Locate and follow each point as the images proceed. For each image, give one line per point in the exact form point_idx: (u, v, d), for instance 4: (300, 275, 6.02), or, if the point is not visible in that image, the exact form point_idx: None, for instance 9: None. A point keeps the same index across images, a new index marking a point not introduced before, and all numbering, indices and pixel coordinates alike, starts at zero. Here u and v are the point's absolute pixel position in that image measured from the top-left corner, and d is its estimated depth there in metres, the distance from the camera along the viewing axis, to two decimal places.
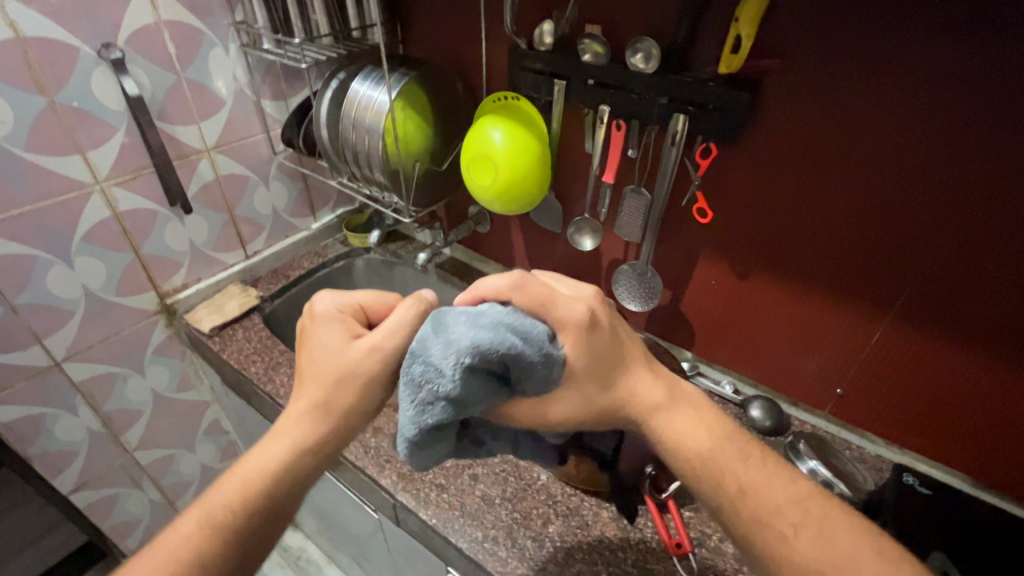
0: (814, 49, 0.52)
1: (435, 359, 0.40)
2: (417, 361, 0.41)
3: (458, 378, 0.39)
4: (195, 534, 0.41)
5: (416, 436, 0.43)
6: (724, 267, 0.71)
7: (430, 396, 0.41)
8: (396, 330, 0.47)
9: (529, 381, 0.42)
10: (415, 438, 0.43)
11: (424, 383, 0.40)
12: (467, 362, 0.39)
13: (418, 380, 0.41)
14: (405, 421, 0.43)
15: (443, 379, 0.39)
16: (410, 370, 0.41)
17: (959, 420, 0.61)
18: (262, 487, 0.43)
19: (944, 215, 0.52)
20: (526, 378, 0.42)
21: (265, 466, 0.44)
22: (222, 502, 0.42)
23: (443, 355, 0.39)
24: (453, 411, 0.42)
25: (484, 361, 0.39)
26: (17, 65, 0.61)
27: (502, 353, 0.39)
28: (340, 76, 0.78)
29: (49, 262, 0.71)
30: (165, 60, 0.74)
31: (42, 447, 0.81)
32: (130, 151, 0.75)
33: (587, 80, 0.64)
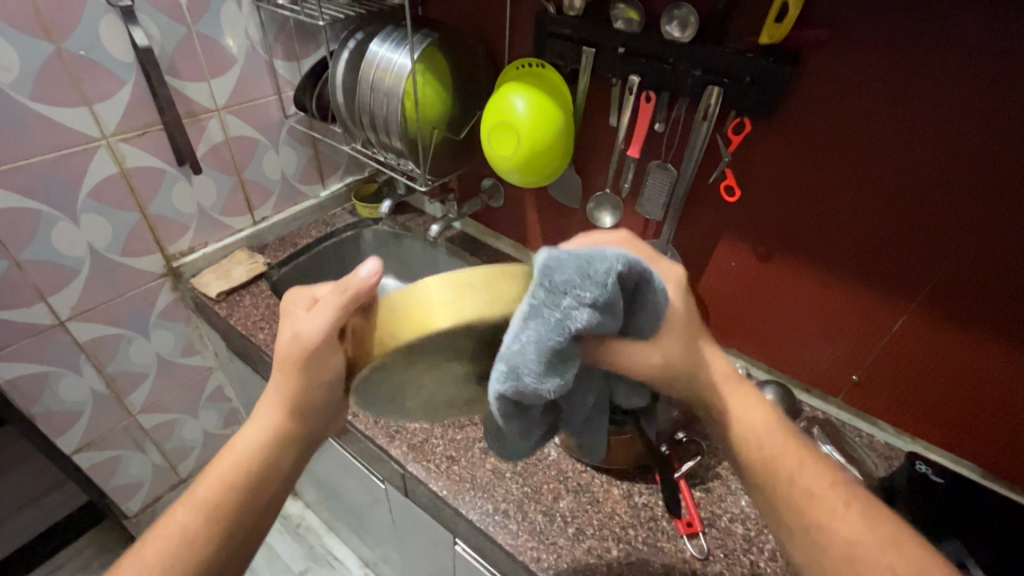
0: (859, 22, 0.50)
1: (582, 259, 0.33)
2: (556, 265, 0.33)
3: (608, 289, 0.33)
4: (190, 520, 0.42)
5: (549, 354, 0.34)
6: (746, 249, 0.69)
7: (575, 302, 0.33)
8: (331, 315, 0.41)
9: (642, 318, 0.39)
10: (542, 365, 0.34)
11: (562, 298, 0.33)
12: (619, 271, 0.34)
13: (559, 285, 0.33)
14: (536, 337, 0.33)
15: (593, 283, 0.33)
16: (546, 275, 0.33)
17: (978, 413, 0.61)
18: (234, 481, 0.44)
19: (980, 202, 0.51)
20: (639, 308, 0.38)
21: (245, 454, 0.45)
22: (208, 489, 0.43)
23: (594, 256, 0.33)
24: (589, 331, 0.35)
25: (627, 275, 0.35)
26: (23, 8, 0.59)
27: (642, 268, 0.35)
28: (358, 36, 0.75)
29: (55, 217, 0.69)
30: (177, 11, 0.71)
31: (46, 407, 0.80)
32: (138, 106, 0.72)
33: (618, 49, 0.61)
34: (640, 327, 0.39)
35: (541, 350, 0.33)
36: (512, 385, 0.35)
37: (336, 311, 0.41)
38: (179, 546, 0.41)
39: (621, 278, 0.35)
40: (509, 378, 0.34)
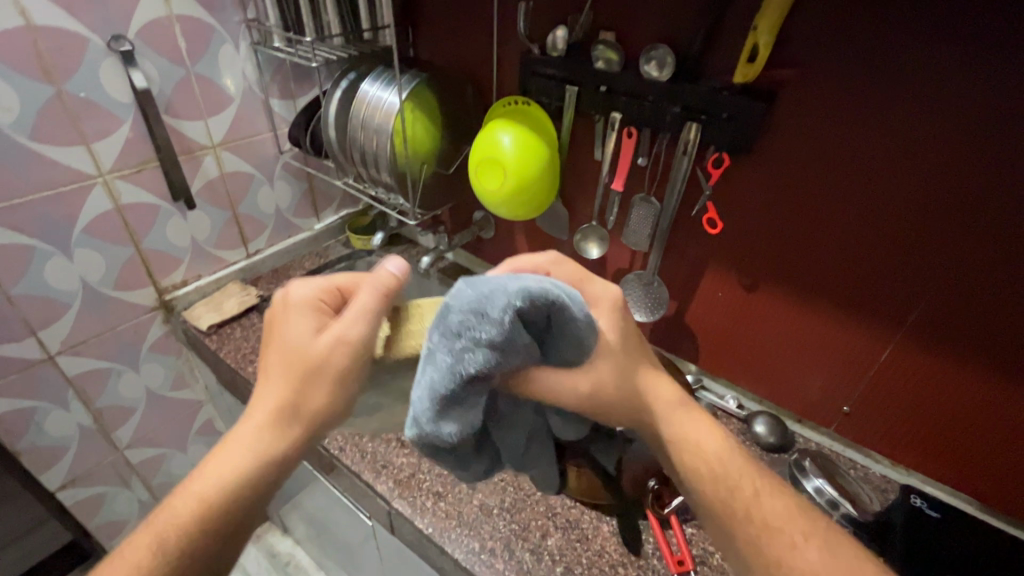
0: (825, 61, 0.52)
1: (478, 300, 0.34)
2: (452, 308, 0.35)
3: (499, 329, 0.34)
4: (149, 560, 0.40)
5: (444, 394, 0.35)
6: (732, 281, 0.70)
7: (468, 344, 0.34)
8: (363, 314, 0.44)
9: (562, 345, 0.39)
10: (440, 403, 0.36)
11: (455, 339, 0.34)
12: (516, 308, 0.34)
13: (454, 329, 0.34)
14: (431, 381, 0.35)
15: (488, 324, 0.34)
16: (443, 319, 0.35)
17: (971, 445, 0.60)
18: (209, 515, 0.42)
19: (952, 232, 0.52)
20: (560, 340, 0.39)
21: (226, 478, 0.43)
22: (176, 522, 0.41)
23: (489, 297, 0.34)
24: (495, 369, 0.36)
25: (529, 312, 0.35)
26: (26, 53, 0.61)
27: (548, 303, 0.35)
28: (350, 77, 0.77)
29: (48, 253, 0.70)
30: (176, 55, 0.73)
31: (31, 442, 0.79)
32: (136, 144, 0.74)
33: (600, 88, 0.63)
34: (566, 354, 0.39)
35: (434, 395, 0.35)
36: (417, 425, 0.37)
37: (373, 310, 0.44)
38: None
39: (524, 314, 0.35)
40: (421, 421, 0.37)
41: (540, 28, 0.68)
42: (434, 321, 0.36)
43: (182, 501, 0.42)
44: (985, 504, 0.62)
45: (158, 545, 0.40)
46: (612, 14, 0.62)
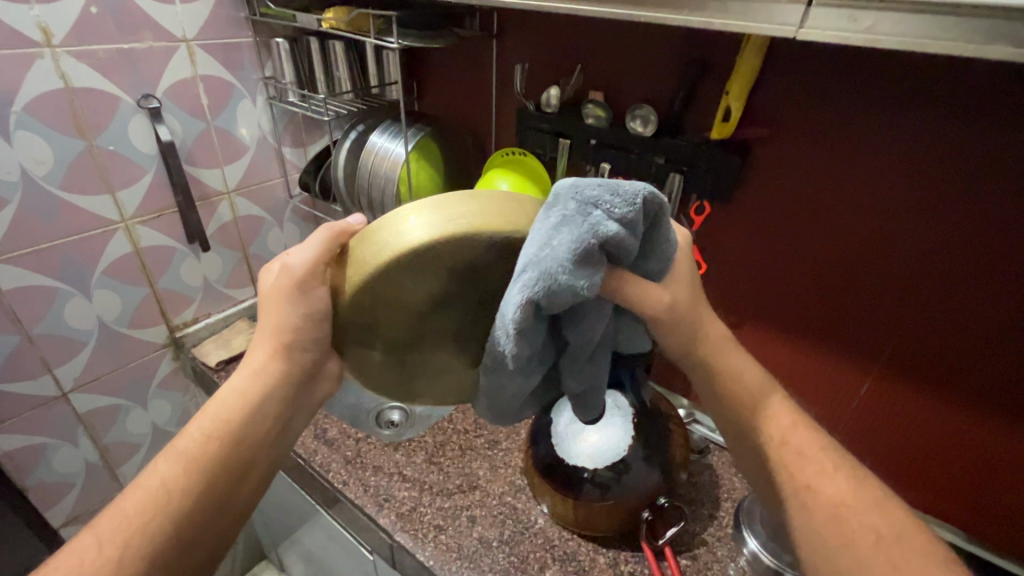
0: (792, 118, 0.57)
1: (613, 178, 0.35)
2: (586, 182, 0.35)
3: (630, 208, 0.35)
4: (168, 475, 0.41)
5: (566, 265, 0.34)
6: (718, 317, 0.74)
7: (602, 217, 0.34)
8: (319, 248, 0.43)
9: (652, 262, 0.40)
10: (560, 276, 0.35)
11: (589, 210, 0.35)
12: (647, 195, 0.35)
13: (591, 198, 0.35)
14: (560, 248, 0.34)
15: (623, 200, 0.34)
16: (577, 188, 0.35)
17: (954, 474, 0.62)
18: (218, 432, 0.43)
19: (920, 270, 0.55)
20: (655, 248, 0.39)
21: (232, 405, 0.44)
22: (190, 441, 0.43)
23: (626, 178, 0.35)
24: (613, 246, 0.36)
25: (651, 203, 0.36)
26: (63, 111, 0.66)
27: (669, 201, 0.36)
28: (359, 128, 0.83)
29: (69, 293, 0.74)
30: (197, 109, 0.79)
31: (39, 479, 0.81)
32: (156, 191, 0.79)
33: (590, 141, 0.69)
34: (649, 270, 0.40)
35: (557, 263, 0.34)
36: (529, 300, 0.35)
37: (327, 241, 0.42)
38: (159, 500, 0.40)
39: (647, 207, 0.36)
40: (539, 280, 0.35)
41: (535, 86, 0.75)
42: (560, 195, 0.36)
43: (198, 422, 0.44)
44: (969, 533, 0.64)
45: (184, 464, 0.42)
46: (600, 75, 0.68)
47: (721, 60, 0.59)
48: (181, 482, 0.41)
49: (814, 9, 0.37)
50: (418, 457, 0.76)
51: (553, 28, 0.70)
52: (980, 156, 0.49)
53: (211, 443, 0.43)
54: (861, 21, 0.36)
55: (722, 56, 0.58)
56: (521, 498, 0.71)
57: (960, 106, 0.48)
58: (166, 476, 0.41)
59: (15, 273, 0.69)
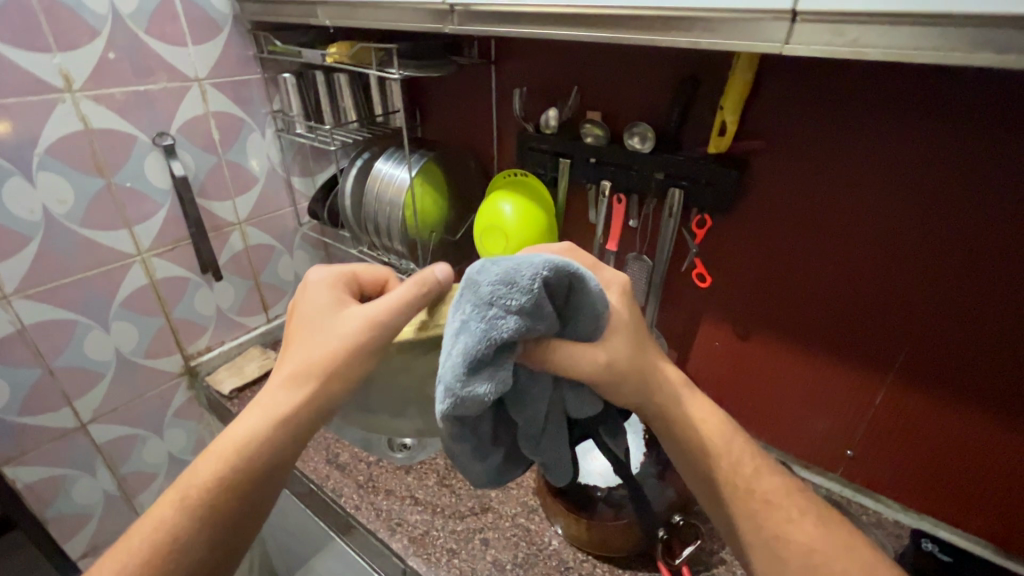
0: (787, 130, 0.58)
1: (506, 271, 0.34)
2: (481, 279, 0.35)
3: (522, 297, 0.34)
4: (170, 516, 0.41)
5: (472, 363, 0.34)
6: (725, 330, 0.73)
7: (501, 311, 0.34)
8: (397, 304, 0.43)
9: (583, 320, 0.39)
10: (467, 372, 0.34)
11: (485, 307, 0.34)
12: (544, 275, 0.34)
13: (486, 296, 0.34)
14: (464, 349, 0.34)
15: (518, 290, 0.34)
16: (474, 290, 0.35)
17: (976, 486, 0.61)
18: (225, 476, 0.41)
19: (927, 278, 0.55)
20: (579, 317, 0.39)
21: (242, 439, 0.42)
22: (198, 481, 0.41)
23: (518, 266, 0.35)
24: (523, 334, 0.35)
25: (555, 278, 0.36)
26: (83, 152, 0.69)
27: (572, 272, 0.36)
28: (365, 156, 0.86)
29: (88, 326, 0.76)
30: (209, 144, 0.82)
31: (58, 510, 0.82)
32: (171, 224, 0.81)
33: (590, 159, 0.70)
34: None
35: (460, 362, 0.34)
36: (450, 401, 0.35)
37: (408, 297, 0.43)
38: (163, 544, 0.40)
39: (550, 283, 0.36)
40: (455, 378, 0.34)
41: (534, 108, 0.76)
42: (461, 296, 0.35)
43: (204, 461, 0.42)
44: (1002, 548, 0.62)
45: (180, 503, 0.41)
46: (598, 95, 0.70)
47: (713, 75, 0.60)
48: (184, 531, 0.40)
49: (798, 25, 0.38)
50: (429, 479, 0.76)
51: (549, 52, 0.71)
52: (977, 160, 0.49)
53: (212, 489, 0.41)
54: (846, 35, 0.36)
55: (715, 72, 0.59)
56: (534, 520, 0.70)
57: (947, 110, 0.48)
58: (161, 519, 0.41)
59: (36, 308, 0.71)
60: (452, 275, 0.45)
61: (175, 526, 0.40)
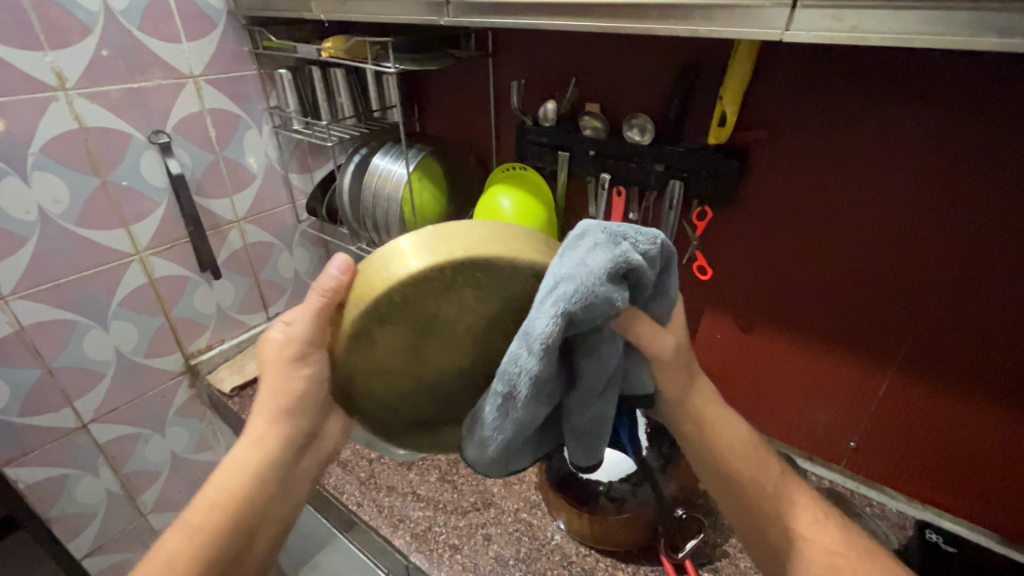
0: (789, 120, 0.57)
1: (633, 224, 0.36)
2: (611, 222, 0.35)
3: (649, 246, 0.35)
4: (174, 551, 0.39)
5: (607, 272, 0.32)
6: (727, 322, 0.73)
7: (633, 246, 0.34)
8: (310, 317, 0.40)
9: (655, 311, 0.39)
10: (601, 280, 0.32)
11: (616, 240, 0.34)
12: (666, 240, 0.36)
13: (619, 231, 0.34)
14: (600, 259, 0.33)
15: (646, 236, 0.35)
16: (604, 226, 0.35)
17: (983, 477, 0.60)
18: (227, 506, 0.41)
19: (933, 268, 0.54)
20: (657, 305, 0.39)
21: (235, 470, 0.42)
22: (199, 515, 0.41)
23: (641, 225, 0.36)
24: (636, 280, 0.35)
25: (666, 250, 0.37)
26: (77, 151, 0.69)
27: (674, 255, 0.38)
28: (362, 151, 0.85)
29: (87, 326, 0.76)
30: (206, 142, 0.82)
31: (61, 510, 0.82)
32: (169, 223, 0.81)
33: (589, 152, 0.69)
34: (656, 313, 0.39)
35: (598, 267, 0.32)
36: (573, 304, 0.32)
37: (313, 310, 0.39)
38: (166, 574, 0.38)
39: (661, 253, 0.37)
40: (579, 293, 0.32)
41: (532, 101, 0.76)
42: (586, 231, 0.35)
43: (201, 497, 0.41)
44: (1008, 538, 0.62)
45: (183, 538, 0.40)
46: (596, 87, 0.69)
47: (713, 65, 0.59)
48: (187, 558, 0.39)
49: (798, 11, 0.37)
50: (431, 475, 0.76)
51: (547, 44, 0.71)
52: (984, 146, 0.48)
53: (214, 519, 0.40)
54: (846, 21, 0.36)
55: (714, 62, 0.59)
56: (536, 515, 0.70)
57: (952, 97, 0.48)
58: (167, 550, 0.39)
59: (34, 309, 0.71)
60: (352, 267, 0.39)
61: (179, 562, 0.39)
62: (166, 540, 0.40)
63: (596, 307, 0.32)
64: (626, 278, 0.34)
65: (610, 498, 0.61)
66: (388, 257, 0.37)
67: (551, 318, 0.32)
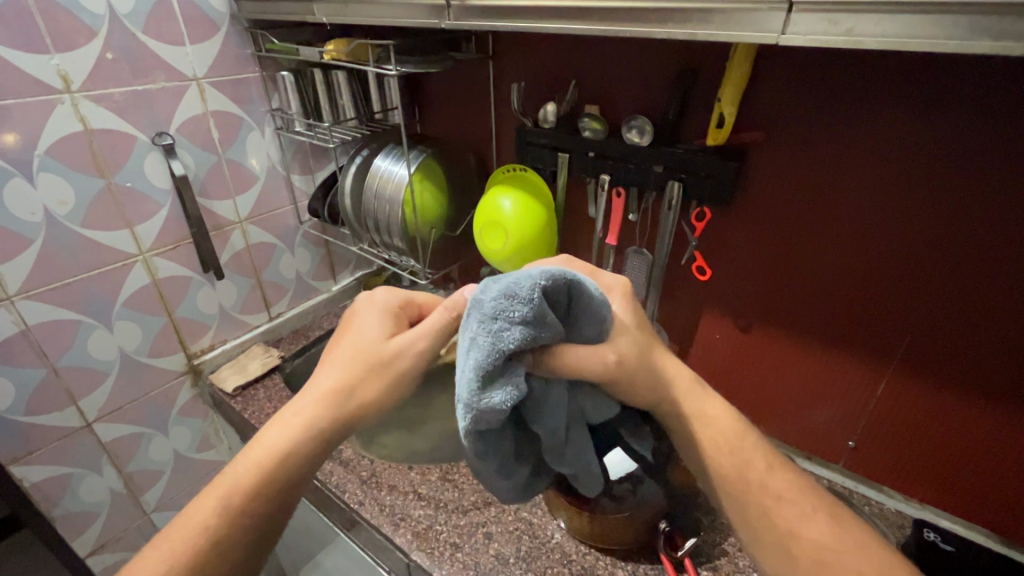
0: (786, 121, 0.57)
1: (505, 286, 0.35)
2: (483, 297, 0.36)
3: (522, 312, 0.35)
4: (211, 521, 0.43)
5: (483, 374, 0.35)
6: (726, 322, 0.73)
7: (506, 324, 0.35)
8: (428, 332, 0.48)
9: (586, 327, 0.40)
10: (480, 382, 0.35)
11: (490, 321, 0.35)
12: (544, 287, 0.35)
13: (490, 311, 0.35)
14: (475, 363, 0.35)
15: (519, 302, 0.35)
16: (478, 308, 0.36)
17: (980, 476, 0.61)
18: (261, 482, 0.44)
19: (927, 269, 0.55)
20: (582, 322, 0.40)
21: (277, 446, 0.45)
22: (236, 487, 0.43)
23: (516, 280, 0.36)
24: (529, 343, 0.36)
25: (555, 287, 0.36)
26: (82, 152, 0.70)
27: (569, 280, 0.37)
28: (364, 153, 0.86)
29: (92, 326, 0.77)
30: (209, 143, 0.82)
31: (65, 508, 0.83)
32: (172, 224, 0.82)
33: (589, 153, 0.69)
34: None
35: (473, 373, 0.35)
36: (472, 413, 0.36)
37: (439, 325, 0.49)
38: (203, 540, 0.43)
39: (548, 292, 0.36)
40: (470, 402, 0.36)
41: (533, 103, 0.76)
42: (468, 316, 0.37)
43: (242, 467, 0.44)
44: (1005, 538, 0.62)
45: (221, 508, 0.43)
46: (596, 89, 0.69)
47: (712, 67, 0.59)
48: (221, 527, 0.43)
49: (794, 14, 0.38)
50: (432, 474, 0.76)
51: (547, 46, 0.71)
52: (977, 147, 0.48)
53: (249, 493, 0.43)
54: (842, 25, 0.36)
55: (712, 64, 0.59)
56: (536, 513, 0.70)
57: (947, 100, 0.48)
58: (204, 517, 0.43)
59: (40, 309, 0.71)
60: (478, 296, 0.49)
61: (217, 526, 0.43)
62: (205, 509, 0.43)
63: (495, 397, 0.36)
64: (513, 353, 0.36)
65: (611, 498, 0.61)
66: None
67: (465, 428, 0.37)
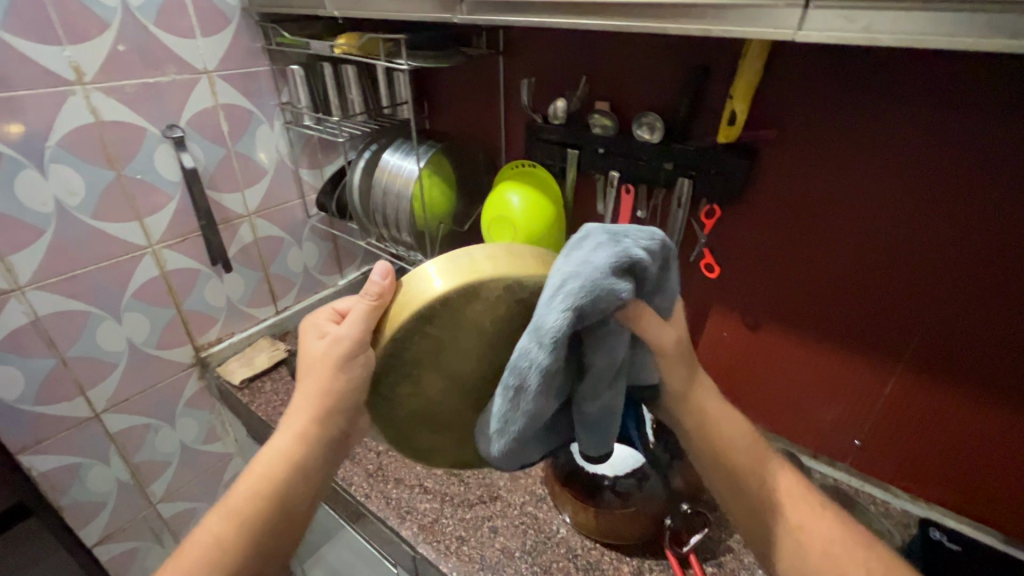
0: (797, 120, 0.57)
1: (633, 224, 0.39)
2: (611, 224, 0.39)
3: (648, 246, 0.37)
4: (223, 531, 0.42)
5: (609, 269, 0.35)
6: (734, 319, 0.73)
7: (634, 243, 0.37)
8: (360, 319, 0.43)
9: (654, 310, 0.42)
10: (604, 273, 0.35)
11: (620, 237, 0.37)
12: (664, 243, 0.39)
13: (619, 231, 0.38)
14: (605, 256, 0.36)
15: (643, 235, 0.38)
16: (607, 228, 0.38)
17: (988, 476, 0.60)
18: (266, 490, 0.44)
19: (938, 268, 0.55)
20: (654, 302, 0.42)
21: (274, 457, 0.45)
22: (241, 498, 0.43)
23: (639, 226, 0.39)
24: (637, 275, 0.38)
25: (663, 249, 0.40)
26: (93, 144, 0.70)
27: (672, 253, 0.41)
28: (372, 148, 0.85)
29: (101, 317, 0.77)
30: (219, 136, 0.83)
31: (73, 498, 0.83)
32: (181, 216, 0.82)
33: (599, 150, 0.70)
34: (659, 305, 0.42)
35: (600, 265, 0.35)
36: (583, 296, 0.35)
37: (365, 313, 0.43)
38: (217, 551, 0.42)
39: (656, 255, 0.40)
40: (585, 288, 0.35)
41: (542, 99, 0.76)
42: (589, 231, 0.39)
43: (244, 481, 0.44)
44: (1012, 538, 0.62)
45: (231, 518, 0.43)
46: (606, 86, 0.69)
47: (724, 64, 0.59)
48: (231, 535, 0.42)
49: (810, 11, 0.38)
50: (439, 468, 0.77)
51: (558, 42, 0.71)
52: (989, 147, 0.48)
53: (257, 501, 0.43)
54: (858, 21, 0.36)
55: (724, 62, 0.59)
56: (542, 508, 0.71)
57: (961, 99, 0.48)
58: (214, 528, 0.42)
59: (50, 299, 0.72)
60: (390, 272, 0.42)
61: (229, 537, 0.42)
62: (214, 521, 0.43)
63: (609, 292, 0.35)
64: (628, 273, 0.37)
65: (615, 493, 0.62)
66: (420, 283, 0.41)
67: (562, 314, 0.35)
